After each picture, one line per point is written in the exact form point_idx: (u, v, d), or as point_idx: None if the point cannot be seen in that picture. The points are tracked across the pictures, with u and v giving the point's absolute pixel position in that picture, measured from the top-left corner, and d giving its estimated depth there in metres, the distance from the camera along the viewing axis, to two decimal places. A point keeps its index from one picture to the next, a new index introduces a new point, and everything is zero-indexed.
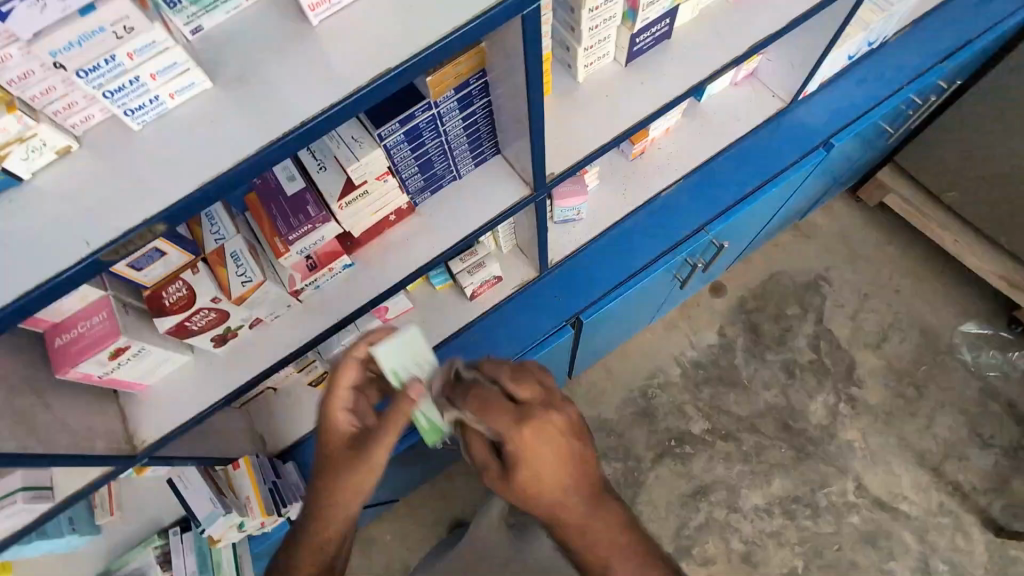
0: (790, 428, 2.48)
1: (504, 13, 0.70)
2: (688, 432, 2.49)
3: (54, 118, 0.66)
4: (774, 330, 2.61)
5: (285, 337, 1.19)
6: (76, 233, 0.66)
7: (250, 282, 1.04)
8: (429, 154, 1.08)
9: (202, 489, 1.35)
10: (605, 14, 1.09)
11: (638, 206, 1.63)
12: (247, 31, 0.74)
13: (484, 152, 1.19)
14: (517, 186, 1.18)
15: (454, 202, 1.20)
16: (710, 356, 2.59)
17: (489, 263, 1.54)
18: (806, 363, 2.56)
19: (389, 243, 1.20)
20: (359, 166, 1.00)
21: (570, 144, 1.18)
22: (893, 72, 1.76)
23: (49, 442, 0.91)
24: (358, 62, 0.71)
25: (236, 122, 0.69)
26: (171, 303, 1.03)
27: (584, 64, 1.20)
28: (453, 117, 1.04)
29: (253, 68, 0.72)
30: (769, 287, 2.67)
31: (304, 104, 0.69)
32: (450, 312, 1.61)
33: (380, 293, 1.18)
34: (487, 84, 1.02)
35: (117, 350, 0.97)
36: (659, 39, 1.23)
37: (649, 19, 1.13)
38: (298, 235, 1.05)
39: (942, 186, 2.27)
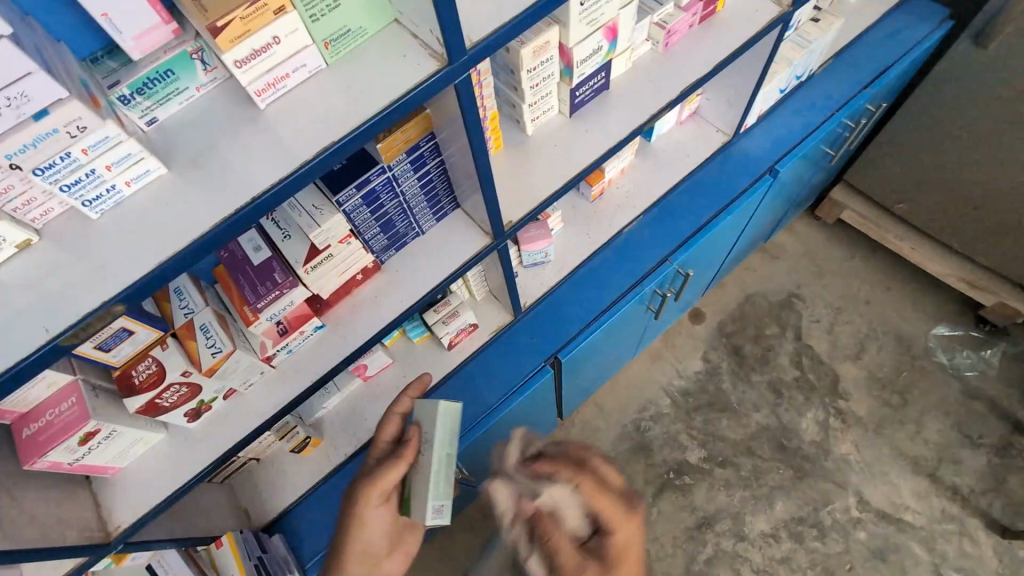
0: (785, 447, 2.47)
1: (438, 84, 0.76)
2: (684, 463, 2.47)
3: (14, 215, 0.69)
4: (756, 351, 2.65)
5: (259, 406, 1.19)
6: (36, 322, 0.68)
7: (220, 352, 1.05)
8: (389, 214, 1.13)
9: (184, 572, 1.31)
10: (543, 73, 1.17)
11: (603, 243, 1.69)
12: (199, 118, 0.79)
13: (444, 207, 1.24)
14: (478, 236, 1.23)
15: (418, 257, 1.24)
16: (698, 383, 2.61)
17: (463, 312, 1.57)
18: (791, 381, 2.58)
19: (359, 301, 1.23)
20: (321, 231, 1.04)
21: (523, 192, 1.24)
22: (823, 101, 1.91)
23: (19, 537, 0.89)
24: (303, 138, 0.75)
25: (191, 202, 0.73)
26: (141, 381, 1.03)
27: (531, 118, 1.28)
28: (409, 178, 1.09)
29: (206, 151, 0.76)
30: (746, 309, 2.72)
31: (257, 179, 0.74)
32: (429, 363, 1.63)
33: (352, 352, 1.19)
34: (438, 145, 1.08)
35: (87, 435, 0.97)
36: (598, 91, 1.31)
37: (585, 74, 1.22)
38: (267, 302, 1.07)
39: (891, 198, 2.38)
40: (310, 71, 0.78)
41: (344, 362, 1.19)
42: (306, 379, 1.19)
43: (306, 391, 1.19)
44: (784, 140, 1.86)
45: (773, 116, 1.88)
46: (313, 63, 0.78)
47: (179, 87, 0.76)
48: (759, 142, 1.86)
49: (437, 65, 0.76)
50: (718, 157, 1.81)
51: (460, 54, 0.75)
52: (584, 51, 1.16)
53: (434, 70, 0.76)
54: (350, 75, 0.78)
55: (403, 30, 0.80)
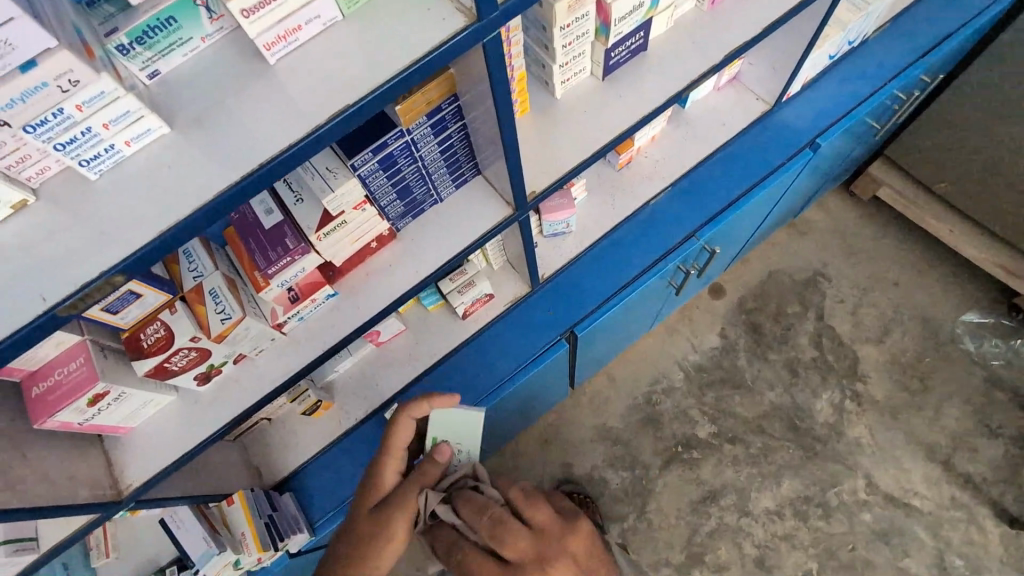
0: (797, 427, 2.44)
1: (465, 42, 0.68)
2: (693, 437, 2.46)
3: (8, 173, 0.64)
4: (775, 329, 2.58)
5: (270, 372, 1.17)
6: (33, 289, 0.64)
7: (229, 319, 1.02)
8: (406, 180, 1.07)
9: (195, 527, 1.33)
10: (577, 31, 1.08)
11: (627, 216, 1.62)
12: (203, 71, 0.72)
13: (464, 174, 1.17)
14: (498, 206, 1.17)
15: (436, 225, 1.19)
16: (712, 359, 2.56)
17: (480, 282, 1.52)
18: (809, 362, 2.53)
19: (373, 269, 1.18)
20: (334, 197, 0.99)
21: (548, 160, 1.16)
22: (874, 70, 1.77)
23: (30, 496, 0.90)
24: (315, 99, 0.69)
25: (194, 165, 0.68)
26: (149, 345, 1.00)
27: (561, 80, 1.19)
28: (429, 142, 1.02)
29: (211, 109, 0.70)
30: (769, 286, 2.64)
31: (266, 142, 0.68)
32: (443, 332, 1.59)
33: (365, 321, 1.16)
34: (460, 108, 1.01)
35: (96, 396, 0.96)
36: (635, 52, 1.21)
37: (622, 33, 1.12)
38: (278, 269, 1.03)
39: (933, 176, 2.25)
40: (324, 23, 0.71)
41: (356, 332, 1.16)
42: (318, 347, 1.16)
43: (318, 359, 1.16)
44: (828, 112, 1.74)
45: (819, 84, 1.75)
46: (329, 13, 0.70)
47: (182, 36, 0.69)
48: (800, 113, 1.74)
49: (465, 20, 0.68)
50: (756, 128, 1.70)
51: (490, 10, 0.67)
52: (624, 7, 1.06)
53: (461, 26, 0.68)
54: (368, 28, 0.71)
55: None
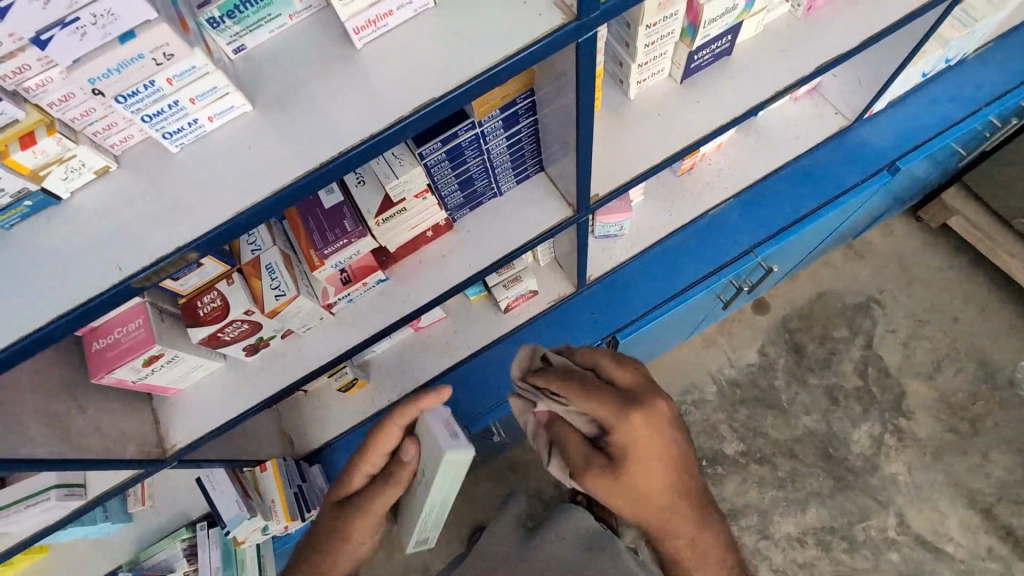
0: (830, 456, 2.35)
1: (560, 42, 0.65)
2: (720, 453, 2.40)
3: (94, 139, 0.64)
4: (819, 352, 2.48)
5: (315, 350, 1.17)
6: (110, 258, 0.65)
7: (284, 296, 1.02)
8: (470, 172, 1.05)
9: (230, 491, 1.34)
10: (663, 31, 1.03)
11: (685, 224, 1.56)
12: (289, 50, 0.71)
13: (527, 170, 1.15)
14: (559, 206, 1.14)
15: (493, 219, 1.16)
16: (749, 376, 2.48)
17: (526, 278, 1.50)
18: (851, 390, 2.42)
19: (426, 258, 1.17)
20: (398, 184, 0.98)
21: (614, 163, 1.12)
22: (969, 93, 1.65)
23: (81, 446, 0.93)
24: (401, 89, 0.67)
25: (274, 146, 0.67)
26: (205, 313, 1.02)
27: (637, 80, 1.14)
28: (498, 136, 1.00)
29: (294, 90, 0.69)
30: (816, 307, 2.54)
31: (347, 129, 0.66)
32: (483, 323, 1.58)
33: (413, 310, 1.16)
34: (534, 104, 0.98)
35: (151, 358, 0.98)
36: (718, 57, 1.16)
37: (709, 36, 1.07)
38: (334, 250, 1.02)
39: (1013, 210, 2.11)
40: (415, 9, 0.69)
41: (403, 320, 1.16)
42: (365, 330, 1.17)
43: (363, 343, 1.16)
44: (912, 134, 1.64)
45: (904, 103, 1.66)
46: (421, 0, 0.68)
47: (271, 13, 0.68)
48: (882, 133, 1.64)
49: (562, 18, 0.65)
50: (832, 143, 1.62)
51: (591, 9, 0.64)
52: (716, 8, 1.00)
53: (558, 24, 0.65)
54: (460, 17, 0.68)
55: None
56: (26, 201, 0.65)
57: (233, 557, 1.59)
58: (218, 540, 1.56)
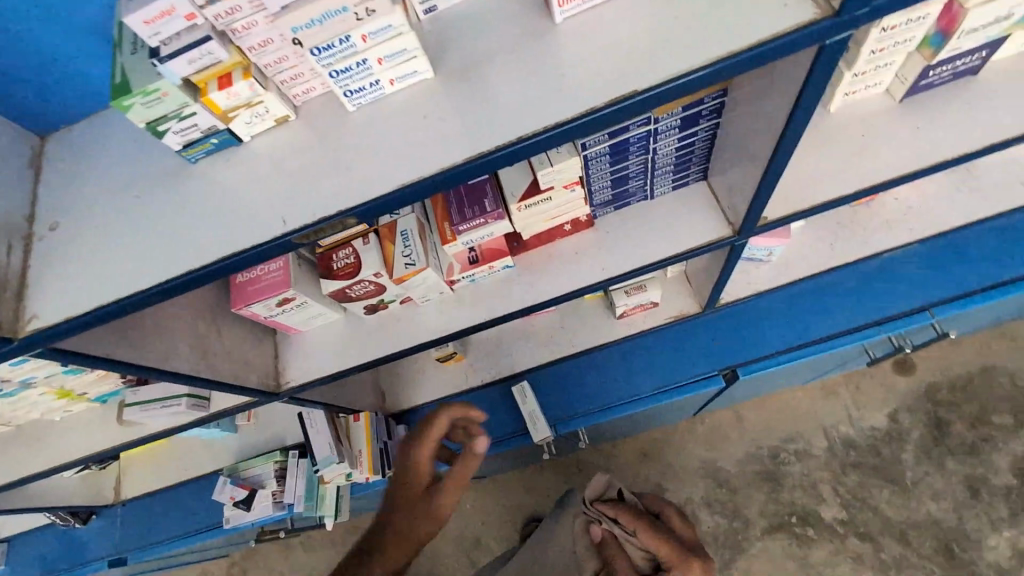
0: (953, 556, 2.05)
1: (809, 41, 0.54)
2: (814, 514, 2.19)
3: (280, 88, 0.65)
4: (965, 435, 2.14)
5: (429, 321, 1.15)
6: (274, 211, 0.65)
7: (413, 266, 1.01)
8: (628, 170, 0.95)
9: (325, 431, 1.39)
10: (900, 37, 0.84)
11: (846, 263, 1.35)
12: (480, 15, 0.66)
13: (687, 177, 1.03)
14: (717, 222, 1.00)
15: (639, 224, 1.06)
16: (869, 440, 2.21)
17: (649, 288, 1.39)
18: (999, 487, 2.08)
19: (558, 251, 1.10)
20: (550, 171, 0.90)
21: (800, 182, 0.95)
22: None
23: (214, 368, 1.00)
24: (601, 76, 0.58)
25: (450, 120, 0.62)
26: (338, 268, 1.03)
27: (845, 91, 0.96)
28: (670, 137, 0.89)
29: (480, 61, 0.63)
30: (975, 383, 2.18)
31: (531, 111, 0.59)
32: (592, 326, 1.51)
33: (536, 304, 1.08)
34: (722, 106, 0.86)
35: (284, 299, 1.02)
36: (958, 75, 0.95)
37: (958, 49, 0.87)
38: (469, 227, 0.98)
39: None
40: None
41: (523, 311, 1.09)
42: (478, 315, 1.12)
43: (476, 326, 1.12)
44: None
45: None
46: None
47: None
48: None
49: (817, 13, 0.53)
50: None
51: (858, 6, 0.51)
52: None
53: (811, 19, 0.53)
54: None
55: None
56: (212, 138, 0.67)
57: (315, 490, 1.61)
58: (305, 472, 1.59)
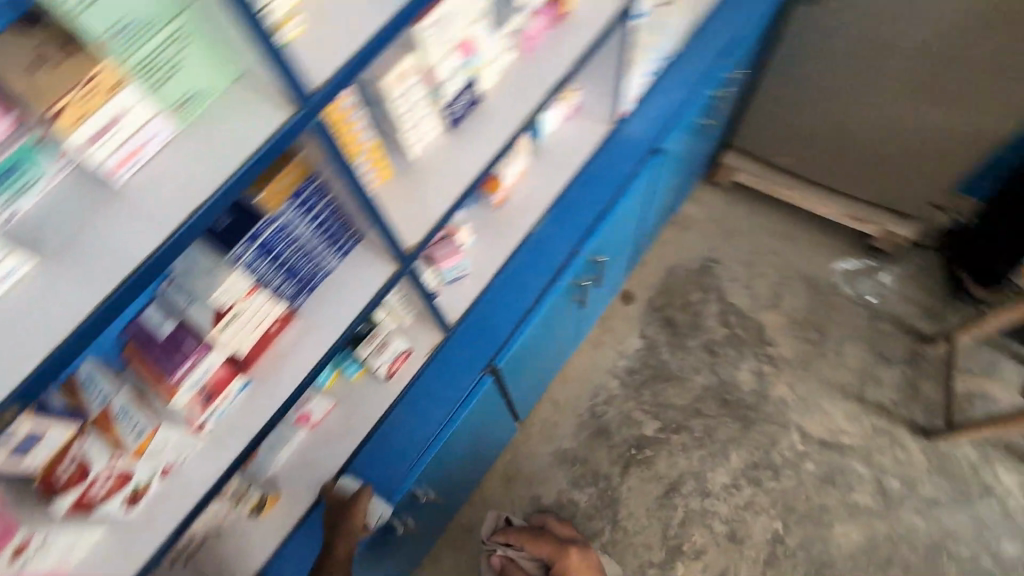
0: (729, 401, 2.69)
1: (297, 128, 0.82)
2: (643, 437, 2.65)
3: None
4: (686, 318, 2.85)
5: (201, 472, 1.17)
6: None
7: (144, 432, 1.07)
8: (290, 260, 1.15)
9: None
10: (413, 97, 1.17)
11: (515, 248, 1.75)
12: (57, 206, 0.82)
13: (347, 244, 1.26)
14: (386, 262, 1.27)
15: (332, 294, 1.27)
16: (641, 360, 2.79)
17: (393, 339, 1.60)
18: (723, 338, 2.80)
19: (282, 349, 1.25)
20: (221, 290, 1.06)
21: (417, 210, 1.27)
22: (692, 74, 2.02)
23: None
24: (176, 204, 0.79)
25: (76, 289, 0.75)
26: (65, 481, 1.01)
27: (412, 142, 1.25)
28: (302, 222, 1.11)
29: (76, 236, 0.80)
30: (671, 281, 2.92)
31: (138, 251, 0.76)
32: (371, 398, 1.65)
33: (285, 401, 1.21)
34: (325, 185, 1.11)
35: (18, 547, 0.94)
36: (471, 105, 1.35)
37: (452, 91, 1.26)
38: (182, 374, 1.08)
39: (774, 154, 2.72)
40: (164, 139, 0.84)
41: (279, 413, 1.20)
42: (240, 441, 1.19)
43: (246, 450, 1.18)
44: (663, 119, 1.99)
45: (653, 97, 1.95)
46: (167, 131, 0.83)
47: (31, 179, 0.77)
48: (637, 126, 1.93)
49: (290, 111, 0.81)
50: (607, 147, 1.89)
51: (307, 98, 0.80)
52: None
53: (288, 116, 0.81)
54: (203, 136, 0.84)
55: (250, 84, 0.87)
56: None
57: None
58: None
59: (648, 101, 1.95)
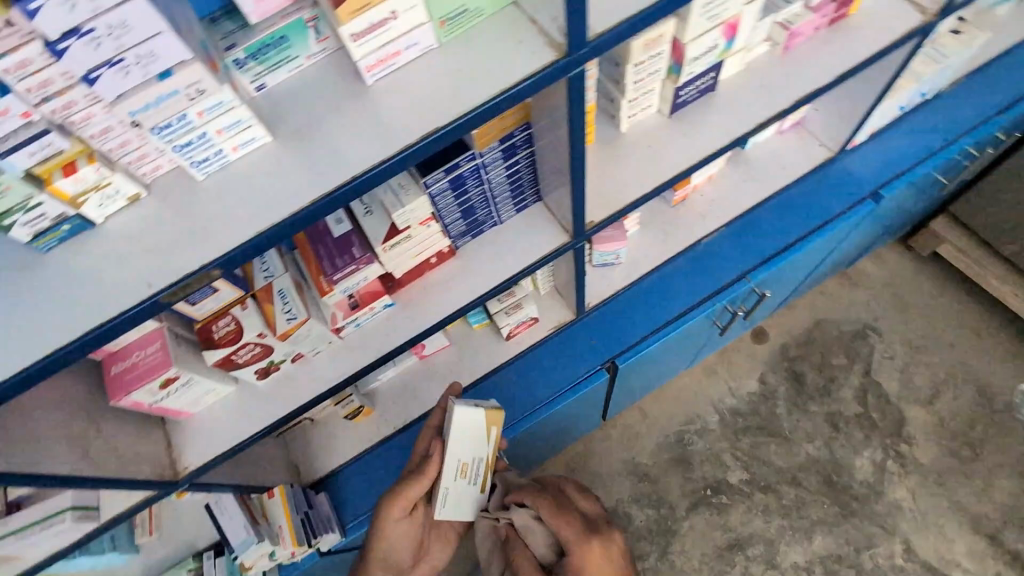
0: (834, 484, 2.37)
1: (557, 75, 0.72)
2: (724, 482, 2.42)
3: (127, 168, 0.71)
4: (819, 380, 2.53)
5: (327, 372, 1.20)
6: (141, 276, 0.71)
7: (295, 319, 1.07)
8: (472, 201, 1.11)
9: (236, 515, 1.36)
10: (650, 68, 1.09)
11: (678, 252, 1.61)
12: (305, 85, 0.78)
13: (526, 200, 1.21)
14: (557, 231, 1.19)
15: (495, 244, 1.21)
16: (750, 404, 2.53)
17: (527, 304, 1.54)
18: (852, 417, 2.46)
19: (431, 283, 1.22)
20: (404, 211, 1.04)
21: (608, 189, 1.17)
22: (946, 123, 1.75)
23: (102, 466, 0.96)
24: (410, 121, 0.73)
25: (294, 177, 0.73)
26: (220, 337, 1.07)
27: (629, 114, 1.20)
28: (497, 167, 1.06)
29: (311, 123, 0.76)
30: (816, 335, 2.60)
31: (362, 156, 0.72)
32: (483, 352, 1.62)
33: (419, 333, 1.19)
34: (531, 136, 1.05)
35: (166, 380, 1.01)
36: (703, 92, 1.22)
37: (694, 72, 1.13)
38: (343, 275, 1.07)
39: (1000, 238, 2.26)
40: (422, 48, 0.76)
41: (410, 342, 1.19)
42: (369, 356, 1.19)
43: (371, 365, 1.19)
44: (895, 162, 1.71)
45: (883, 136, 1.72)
46: (426, 41, 0.75)
47: (290, 54, 0.75)
48: (861, 163, 1.71)
49: (554, 55, 0.71)
50: (818, 174, 1.67)
51: (580, 46, 0.70)
52: None
53: (551, 60, 0.71)
54: (457, 58, 0.76)
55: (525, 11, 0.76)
56: (64, 224, 0.71)
57: None
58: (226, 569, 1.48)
59: (878, 141, 1.74)
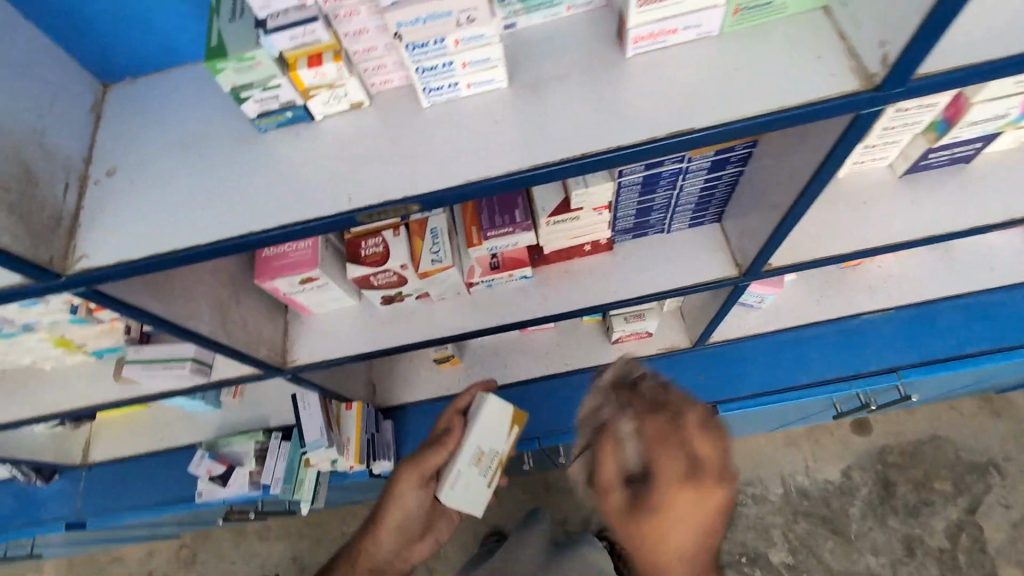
0: None
1: (849, 109, 0.61)
2: (764, 557, 2.17)
3: (362, 74, 0.71)
4: (909, 497, 2.18)
5: (444, 320, 1.18)
6: (342, 185, 0.70)
7: (439, 262, 1.05)
8: (654, 202, 1.02)
9: (317, 415, 1.37)
10: (912, 119, 0.94)
11: (830, 320, 1.45)
12: (554, 37, 0.74)
13: (704, 217, 1.11)
14: (728, 261, 1.07)
15: (654, 254, 1.13)
16: (822, 492, 2.23)
17: (649, 318, 1.45)
18: (933, 549, 2.11)
19: (574, 270, 1.16)
20: (583, 192, 0.95)
21: (803, 235, 1.03)
22: None
23: (230, 334, 1.00)
24: (660, 112, 0.65)
25: (514, 131, 0.68)
26: (366, 255, 1.07)
27: (854, 161, 1.05)
28: (697, 176, 0.97)
29: (550, 81, 0.70)
30: (925, 450, 2.23)
31: (596, 133, 0.66)
32: (586, 347, 1.57)
33: (547, 315, 1.14)
34: (749, 155, 0.94)
35: (307, 278, 1.03)
36: (954, 161, 1.05)
37: (959, 137, 0.97)
38: (497, 233, 1.02)
39: None
40: (699, 33, 0.68)
41: (534, 320, 1.14)
42: (489, 319, 1.16)
43: (488, 329, 1.16)
44: None
45: None
46: (708, 27, 0.67)
47: (552, 2, 0.71)
48: None
49: (859, 84, 0.61)
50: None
51: (896, 85, 0.59)
52: None
53: (851, 90, 0.61)
54: (735, 56, 0.67)
55: (829, 24, 0.66)
56: (288, 111, 0.71)
57: (296, 475, 1.52)
58: (287, 454, 1.53)
59: None
